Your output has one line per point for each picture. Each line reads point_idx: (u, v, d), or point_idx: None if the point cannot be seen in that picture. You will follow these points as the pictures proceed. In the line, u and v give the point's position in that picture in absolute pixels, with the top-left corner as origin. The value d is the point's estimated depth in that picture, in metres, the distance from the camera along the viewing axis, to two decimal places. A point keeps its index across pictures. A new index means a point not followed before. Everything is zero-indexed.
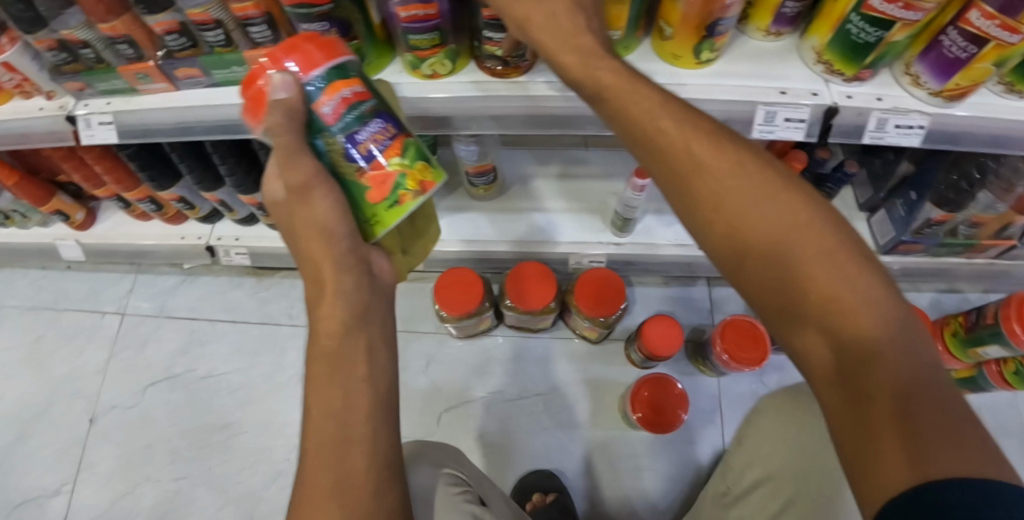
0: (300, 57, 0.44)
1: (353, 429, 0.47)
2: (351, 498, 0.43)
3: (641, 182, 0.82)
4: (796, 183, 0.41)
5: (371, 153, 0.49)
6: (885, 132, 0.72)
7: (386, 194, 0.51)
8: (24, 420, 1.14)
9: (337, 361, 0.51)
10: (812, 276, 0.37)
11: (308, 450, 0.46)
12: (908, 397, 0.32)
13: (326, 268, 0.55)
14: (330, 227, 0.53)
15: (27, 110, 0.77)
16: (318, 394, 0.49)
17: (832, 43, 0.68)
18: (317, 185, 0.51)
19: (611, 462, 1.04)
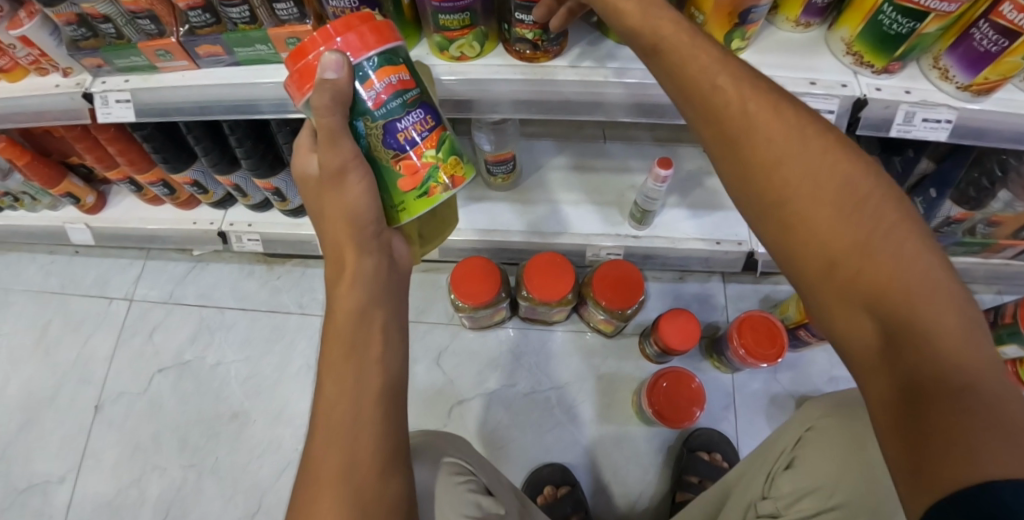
0: (353, 36, 0.43)
1: (365, 415, 0.45)
2: (359, 485, 0.42)
3: (664, 173, 0.82)
4: (854, 161, 0.40)
5: (409, 141, 0.47)
6: (912, 125, 0.71)
7: (417, 185, 0.49)
8: (30, 406, 1.13)
9: (352, 340, 0.48)
10: (868, 250, 0.36)
11: (317, 430, 0.45)
12: (963, 380, 0.29)
13: (347, 249, 0.52)
14: (359, 213, 0.49)
15: (42, 87, 0.76)
16: (331, 374, 0.47)
17: (862, 34, 0.67)
18: (354, 170, 0.47)
19: (623, 457, 1.03)
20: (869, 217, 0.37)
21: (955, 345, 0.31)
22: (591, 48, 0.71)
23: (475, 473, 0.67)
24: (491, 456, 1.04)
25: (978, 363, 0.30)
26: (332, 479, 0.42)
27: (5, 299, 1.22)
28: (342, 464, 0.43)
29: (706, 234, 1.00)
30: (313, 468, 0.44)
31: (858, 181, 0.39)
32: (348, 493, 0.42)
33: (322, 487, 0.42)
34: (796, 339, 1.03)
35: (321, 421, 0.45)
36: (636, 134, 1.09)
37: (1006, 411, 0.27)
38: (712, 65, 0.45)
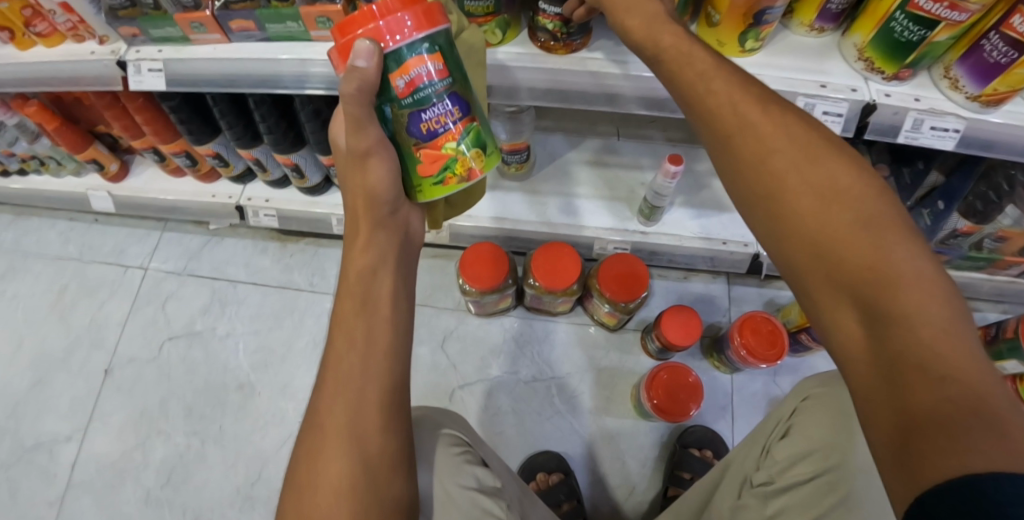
0: (387, 23, 0.42)
1: (373, 369, 0.46)
2: (364, 436, 0.43)
3: (675, 169, 0.84)
4: (844, 155, 0.42)
5: (432, 132, 0.46)
6: (920, 133, 0.73)
7: (435, 174, 0.48)
8: (42, 366, 1.16)
9: (363, 298, 0.50)
10: (853, 244, 0.37)
11: (325, 382, 0.47)
12: (948, 378, 0.30)
13: (363, 222, 0.54)
14: (378, 193, 0.51)
15: (79, 53, 0.79)
16: (342, 330, 0.49)
17: (874, 40, 0.69)
18: (379, 154, 0.48)
19: (619, 450, 1.04)
20: (857, 209, 0.39)
21: (941, 339, 0.32)
22: (610, 40, 0.73)
23: (473, 447, 0.62)
24: (489, 441, 1.05)
25: (958, 353, 0.31)
26: (338, 428, 0.44)
27: (25, 262, 1.26)
28: (349, 413, 0.44)
29: (713, 234, 1.02)
30: (320, 417, 0.45)
31: (843, 173, 0.41)
32: (354, 441, 0.43)
33: (329, 435, 0.44)
34: (797, 344, 1.04)
35: (331, 373, 0.47)
36: (649, 133, 1.11)
37: (997, 412, 0.28)
38: (707, 66, 0.49)
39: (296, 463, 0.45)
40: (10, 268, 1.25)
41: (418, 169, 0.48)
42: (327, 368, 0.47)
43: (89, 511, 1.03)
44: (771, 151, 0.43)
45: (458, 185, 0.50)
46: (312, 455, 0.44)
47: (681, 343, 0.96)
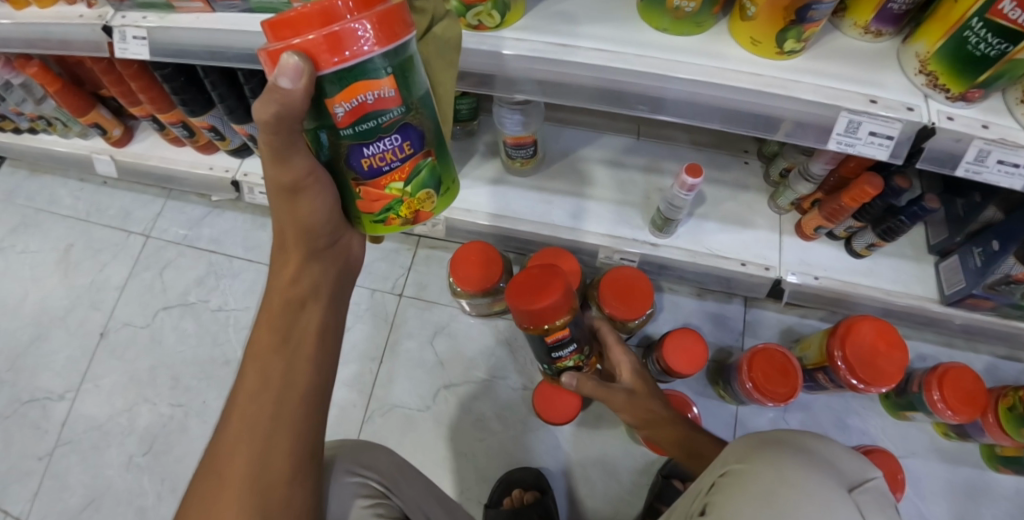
0: (328, 37, 0.38)
1: (287, 410, 0.54)
2: (269, 484, 0.51)
3: (691, 181, 0.75)
4: (784, 433, 0.53)
5: (373, 170, 0.47)
6: (985, 167, 0.63)
7: (378, 211, 0.51)
8: (43, 322, 1.17)
9: (285, 336, 0.57)
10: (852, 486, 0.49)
11: (236, 413, 0.54)
12: None
13: (296, 252, 0.60)
14: (312, 226, 0.57)
15: (69, 16, 0.78)
16: (259, 364, 0.56)
17: (941, 51, 0.59)
18: (309, 186, 0.52)
19: (604, 472, 0.98)
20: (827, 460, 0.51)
21: None
22: (621, 33, 0.65)
23: (389, 496, 0.69)
24: (470, 447, 1.01)
25: None
26: (240, 468, 0.51)
27: (37, 218, 1.27)
28: (252, 455, 0.52)
29: (730, 253, 0.93)
30: (226, 452, 0.53)
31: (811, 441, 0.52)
32: (252, 487, 0.50)
33: (230, 474, 0.51)
34: (812, 381, 0.95)
35: (242, 408, 0.54)
36: (673, 134, 1.03)
37: None
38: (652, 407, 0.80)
39: (198, 487, 0.52)
40: (23, 223, 1.27)
41: (359, 202, 0.51)
42: (239, 401, 0.55)
43: (73, 471, 1.04)
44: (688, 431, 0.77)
45: (403, 224, 0.54)
46: (210, 491, 0.51)
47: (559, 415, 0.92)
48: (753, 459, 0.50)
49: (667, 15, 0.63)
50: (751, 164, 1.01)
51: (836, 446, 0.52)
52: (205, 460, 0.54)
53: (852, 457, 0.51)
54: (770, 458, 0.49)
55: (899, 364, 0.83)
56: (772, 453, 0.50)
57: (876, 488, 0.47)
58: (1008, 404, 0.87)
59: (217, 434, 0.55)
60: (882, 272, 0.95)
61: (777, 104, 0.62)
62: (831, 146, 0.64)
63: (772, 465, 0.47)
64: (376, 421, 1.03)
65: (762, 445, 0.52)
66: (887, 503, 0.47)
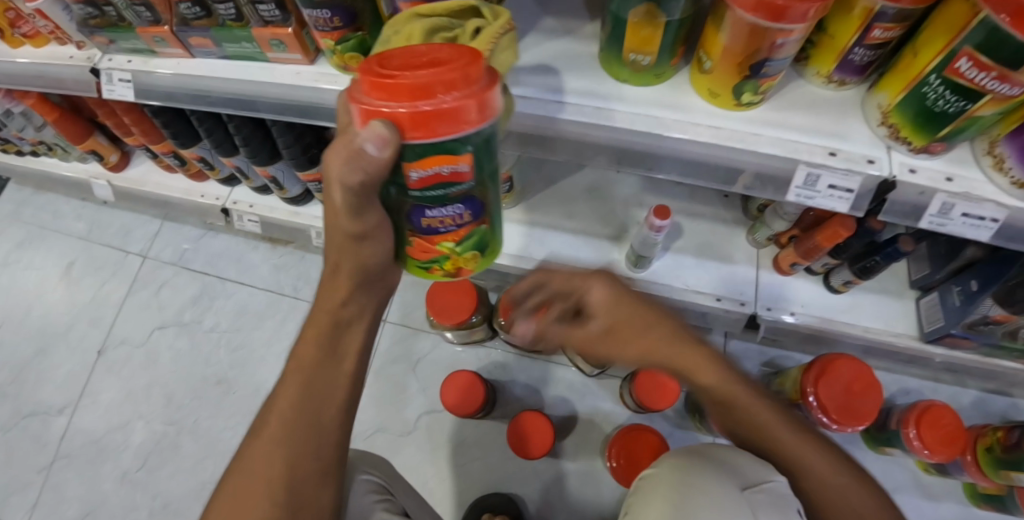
0: (423, 114, 0.35)
1: (320, 423, 0.56)
2: (299, 489, 0.54)
3: (659, 223, 0.76)
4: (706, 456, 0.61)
5: (430, 228, 0.45)
6: (949, 219, 0.63)
7: (424, 260, 0.49)
8: (45, 337, 1.22)
9: (326, 352, 0.58)
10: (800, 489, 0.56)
11: (275, 415, 0.57)
12: None
13: (345, 280, 0.56)
14: (368, 269, 0.53)
15: (60, 56, 0.82)
16: (301, 374, 0.57)
17: (902, 104, 0.59)
18: (375, 237, 0.48)
19: (582, 502, 0.99)
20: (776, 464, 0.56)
21: None
22: (583, 83, 0.66)
23: (393, 494, 0.72)
24: (450, 472, 1.03)
25: None
26: (273, 474, 0.53)
27: (41, 235, 1.32)
28: (286, 460, 0.54)
29: (705, 288, 0.93)
30: (263, 452, 0.55)
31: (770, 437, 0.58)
32: (283, 491, 0.53)
33: (263, 474, 0.54)
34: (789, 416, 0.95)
35: (280, 413, 0.56)
36: None
37: None
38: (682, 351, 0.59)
39: (231, 481, 0.55)
40: (28, 239, 1.32)
41: (408, 249, 0.48)
42: (280, 404, 0.57)
43: (70, 485, 1.09)
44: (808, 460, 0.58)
45: (439, 275, 0.52)
46: (241, 493, 0.53)
47: (522, 452, 0.91)
48: (675, 466, 0.61)
49: (627, 68, 0.63)
50: (731, 199, 1.01)
51: (747, 458, 0.60)
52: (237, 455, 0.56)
53: (760, 467, 0.59)
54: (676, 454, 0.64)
55: (875, 403, 0.83)
56: (685, 462, 0.61)
57: (771, 489, 0.55)
58: (986, 445, 0.87)
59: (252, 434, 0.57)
60: (863, 308, 0.94)
61: (736, 157, 0.63)
62: (791, 197, 0.65)
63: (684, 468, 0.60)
64: (359, 444, 1.05)
65: (678, 454, 0.64)
66: (784, 503, 0.54)
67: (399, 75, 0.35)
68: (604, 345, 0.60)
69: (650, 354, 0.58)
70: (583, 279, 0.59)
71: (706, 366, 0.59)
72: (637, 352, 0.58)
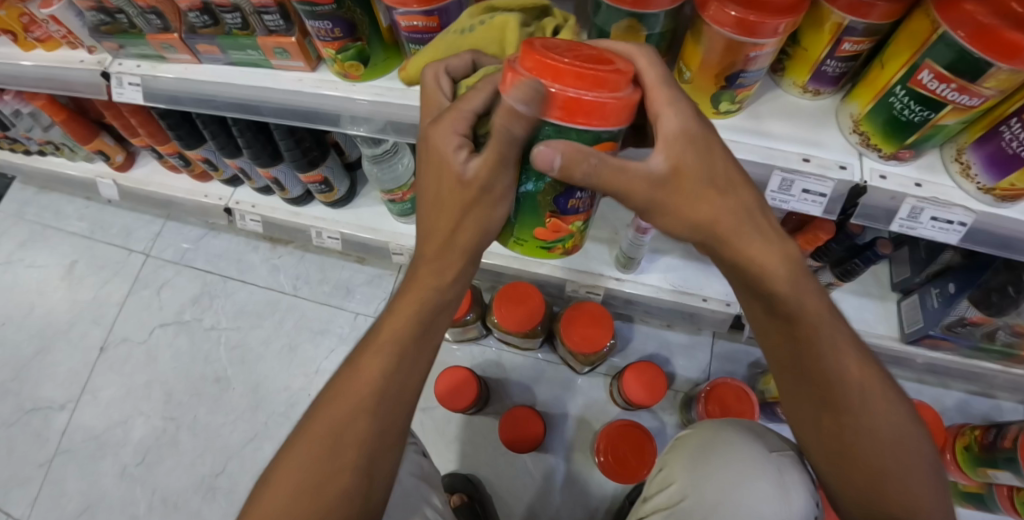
0: (614, 106, 0.37)
1: (398, 407, 0.52)
2: (374, 470, 0.50)
3: (646, 225, 0.80)
4: (729, 429, 0.63)
5: (571, 208, 0.47)
6: (919, 222, 0.66)
7: (551, 240, 0.51)
8: (48, 334, 1.24)
9: (421, 326, 0.53)
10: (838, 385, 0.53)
11: (361, 384, 0.51)
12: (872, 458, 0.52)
13: (455, 252, 0.51)
14: (485, 234, 0.48)
15: (71, 60, 0.86)
16: (388, 348, 0.52)
17: (871, 114, 0.62)
18: (496, 202, 0.46)
19: (572, 498, 1.01)
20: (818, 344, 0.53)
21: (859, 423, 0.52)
22: None
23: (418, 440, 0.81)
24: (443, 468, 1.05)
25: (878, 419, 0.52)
26: (348, 457, 0.49)
27: (45, 234, 1.35)
28: (363, 439, 0.50)
29: (693, 289, 0.95)
30: (338, 423, 0.50)
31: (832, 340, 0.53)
32: (360, 471, 0.49)
33: (335, 454, 0.49)
34: (773, 415, 0.98)
35: (362, 391, 0.51)
36: None
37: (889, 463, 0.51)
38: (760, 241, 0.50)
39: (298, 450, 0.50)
40: (31, 238, 1.35)
41: (540, 229, 0.49)
42: (358, 380, 0.52)
43: (71, 479, 1.11)
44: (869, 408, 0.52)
45: (556, 252, 0.54)
46: (314, 475, 0.48)
47: (512, 445, 0.93)
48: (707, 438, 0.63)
49: None
50: None
51: (765, 432, 0.64)
52: (303, 428, 0.52)
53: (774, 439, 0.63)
54: (708, 429, 0.65)
55: None
56: (715, 435, 0.63)
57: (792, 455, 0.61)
58: (965, 444, 0.90)
59: (323, 409, 0.52)
60: (844, 311, 0.98)
61: None
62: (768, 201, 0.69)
63: (721, 435, 0.62)
64: None
65: (705, 430, 0.65)
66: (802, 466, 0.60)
67: (574, 68, 0.36)
68: (647, 191, 0.45)
69: (690, 210, 0.47)
70: (650, 106, 0.45)
71: (775, 263, 0.50)
72: (678, 219, 0.48)
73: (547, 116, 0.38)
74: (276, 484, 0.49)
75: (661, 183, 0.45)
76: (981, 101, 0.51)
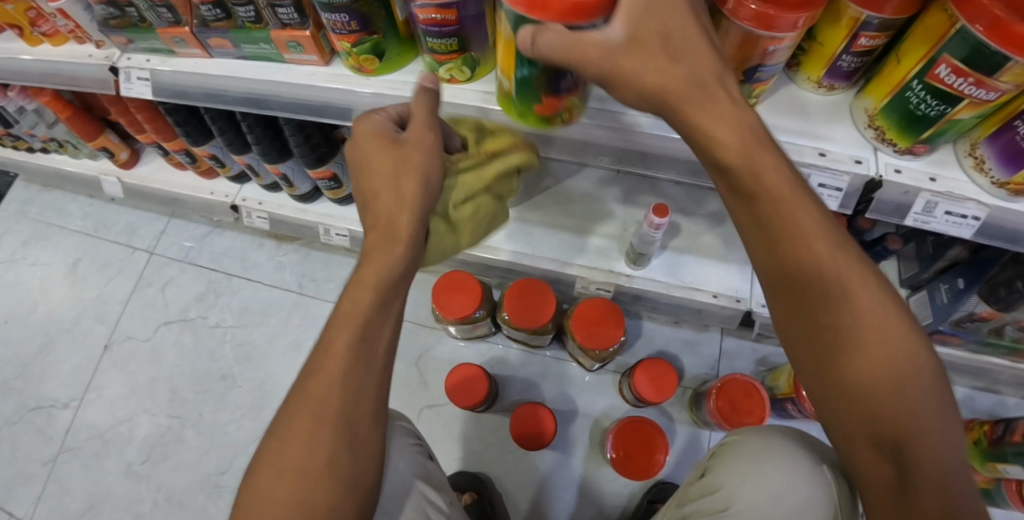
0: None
1: (369, 381, 0.51)
2: (357, 442, 0.49)
3: (658, 220, 0.79)
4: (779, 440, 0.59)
5: (563, 88, 0.53)
6: (933, 217, 0.67)
7: (550, 116, 0.57)
8: (52, 332, 1.23)
9: (381, 299, 0.51)
10: (836, 297, 0.44)
11: (328, 364, 0.50)
12: (885, 396, 0.42)
13: (381, 223, 0.52)
14: (401, 209, 0.51)
15: (78, 55, 0.85)
16: (351, 326, 0.50)
17: (886, 109, 0.62)
18: (414, 162, 0.51)
19: (581, 494, 1.01)
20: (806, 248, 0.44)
21: (866, 350, 0.43)
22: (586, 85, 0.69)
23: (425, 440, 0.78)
24: (452, 465, 1.05)
25: (886, 343, 0.42)
26: (324, 436, 0.48)
27: (47, 232, 1.34)
28: (338, 417, 0.49)
29: (702, 285, 0.95)
30: (312, 407, 0.49)
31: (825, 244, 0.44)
32: (342, 448, 0.48)
33: (311, 435, 0.48)
34: (783, 411, 0.98)
35: (331, 373, 0.49)
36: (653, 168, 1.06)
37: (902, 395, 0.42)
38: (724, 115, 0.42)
39: (276, 448, 0.49)
40: (34, 236, 1.34)
41: (537, 107, 0.56)
42: (325, 360, 0.50)
43: (75, 477, 1.10)
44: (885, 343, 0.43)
45: (558, 123, 0.59)
46: (295, 457, 0.48)
47: (525, 444, 0.93)
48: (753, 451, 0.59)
49: None
50: None
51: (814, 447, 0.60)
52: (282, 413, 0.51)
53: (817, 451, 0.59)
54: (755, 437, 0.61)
55: None
56: (762, 446, 0.59)
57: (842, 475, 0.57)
58: (974, 439, 0.90)
59: (299, 393, 0.50)
60: None
61: None
62: None
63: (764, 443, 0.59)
64: None
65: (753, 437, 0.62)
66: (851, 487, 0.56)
67: None
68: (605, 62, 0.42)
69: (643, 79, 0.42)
70: None
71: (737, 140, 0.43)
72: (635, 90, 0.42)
73: (518, 10, 0.42)
74: (263, 468, 0.49)
75: (619, 50, 0.41)
76: (997, 96, 0.51)
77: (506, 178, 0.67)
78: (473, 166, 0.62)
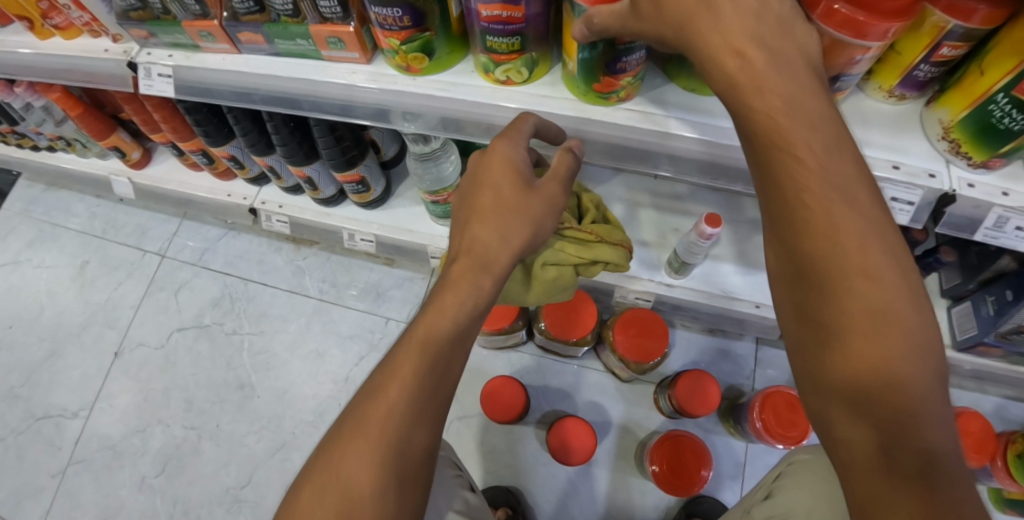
0: None
1: (430, 411, 0.46)
2: (408, 480, 0.44)
3: (710, 231, 0.76)
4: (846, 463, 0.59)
5: (620, 70, 0.54)
6: (1003, 232, 0.64)
7: (608, 92, 0.58)
8: (60, 336, 1.18)
9: (455, 328, 0.48)
10: (836, 230, 0.34)
11: (393, 385, 0.46)
12: (878, 364, 0.33)
13: (474, 257, 0.50)
14: (497, 252, 0.50)
15: (93, 49, 0.80)
16: (423, 348, 0.47)
17: (965, 120, 0.59)
18: (533, 208, 0.52)
19: (615, 507, 0.99)
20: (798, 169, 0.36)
21: (856, 305, 0.34)
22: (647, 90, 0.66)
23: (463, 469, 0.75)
24: (482, 477, 1.02)
25: (884, 301, 0.34)
26: (373, 462, 0.43)
27: (52, 233, 1.28)
28: (389, 443, 0.44)
29: (744, 295, 0.92)
30: (367, 426, 0.44)
31: (833, 169, 0.35)
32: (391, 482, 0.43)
33: (360, 459, 0.43)
34: None
35: (393, 396, 0.45)
36: None
37: (906, 374, 0.33)
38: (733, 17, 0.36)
39: (319, 469, 0.44)
40: (39, 237, 1.28)
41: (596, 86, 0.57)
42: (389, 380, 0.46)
43: (86, 489, 1.06)
44: (881, 277, 0.34)
45: (615, 101, 0.60)
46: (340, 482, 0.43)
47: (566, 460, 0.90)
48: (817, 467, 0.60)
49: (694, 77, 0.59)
50: None
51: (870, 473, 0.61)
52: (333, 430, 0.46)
53: None
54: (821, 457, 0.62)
55: None
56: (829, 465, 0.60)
57: None
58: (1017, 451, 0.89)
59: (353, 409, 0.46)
60: None
61: None
62: None
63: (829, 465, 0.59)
64: None
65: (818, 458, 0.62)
66: None
67: None
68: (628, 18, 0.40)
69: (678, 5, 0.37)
70: None
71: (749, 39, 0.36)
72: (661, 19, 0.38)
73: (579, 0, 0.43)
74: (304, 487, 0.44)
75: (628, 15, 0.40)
76: None
77: (594, 269, 0.64)
78: (576, 239, 0.63)
